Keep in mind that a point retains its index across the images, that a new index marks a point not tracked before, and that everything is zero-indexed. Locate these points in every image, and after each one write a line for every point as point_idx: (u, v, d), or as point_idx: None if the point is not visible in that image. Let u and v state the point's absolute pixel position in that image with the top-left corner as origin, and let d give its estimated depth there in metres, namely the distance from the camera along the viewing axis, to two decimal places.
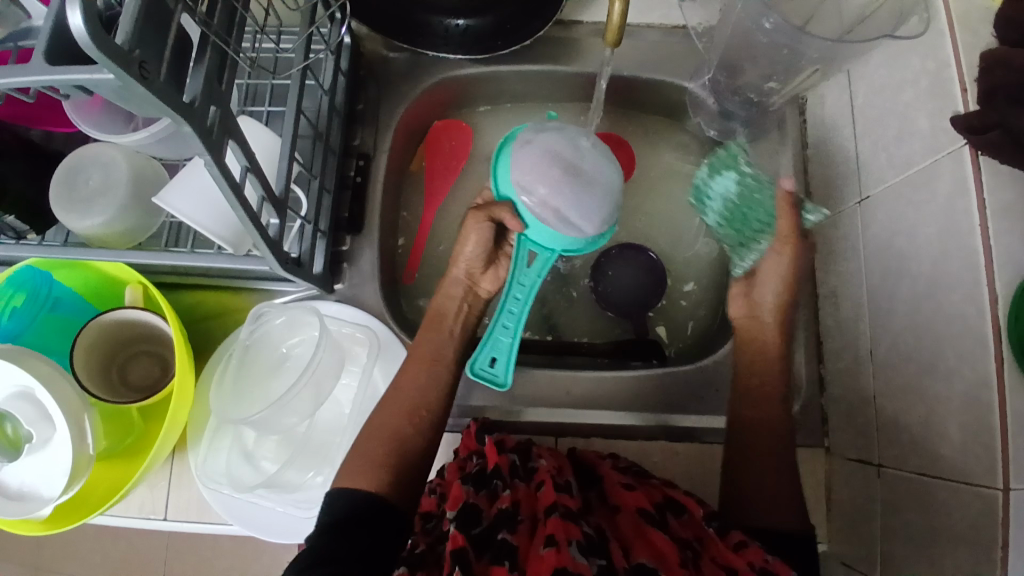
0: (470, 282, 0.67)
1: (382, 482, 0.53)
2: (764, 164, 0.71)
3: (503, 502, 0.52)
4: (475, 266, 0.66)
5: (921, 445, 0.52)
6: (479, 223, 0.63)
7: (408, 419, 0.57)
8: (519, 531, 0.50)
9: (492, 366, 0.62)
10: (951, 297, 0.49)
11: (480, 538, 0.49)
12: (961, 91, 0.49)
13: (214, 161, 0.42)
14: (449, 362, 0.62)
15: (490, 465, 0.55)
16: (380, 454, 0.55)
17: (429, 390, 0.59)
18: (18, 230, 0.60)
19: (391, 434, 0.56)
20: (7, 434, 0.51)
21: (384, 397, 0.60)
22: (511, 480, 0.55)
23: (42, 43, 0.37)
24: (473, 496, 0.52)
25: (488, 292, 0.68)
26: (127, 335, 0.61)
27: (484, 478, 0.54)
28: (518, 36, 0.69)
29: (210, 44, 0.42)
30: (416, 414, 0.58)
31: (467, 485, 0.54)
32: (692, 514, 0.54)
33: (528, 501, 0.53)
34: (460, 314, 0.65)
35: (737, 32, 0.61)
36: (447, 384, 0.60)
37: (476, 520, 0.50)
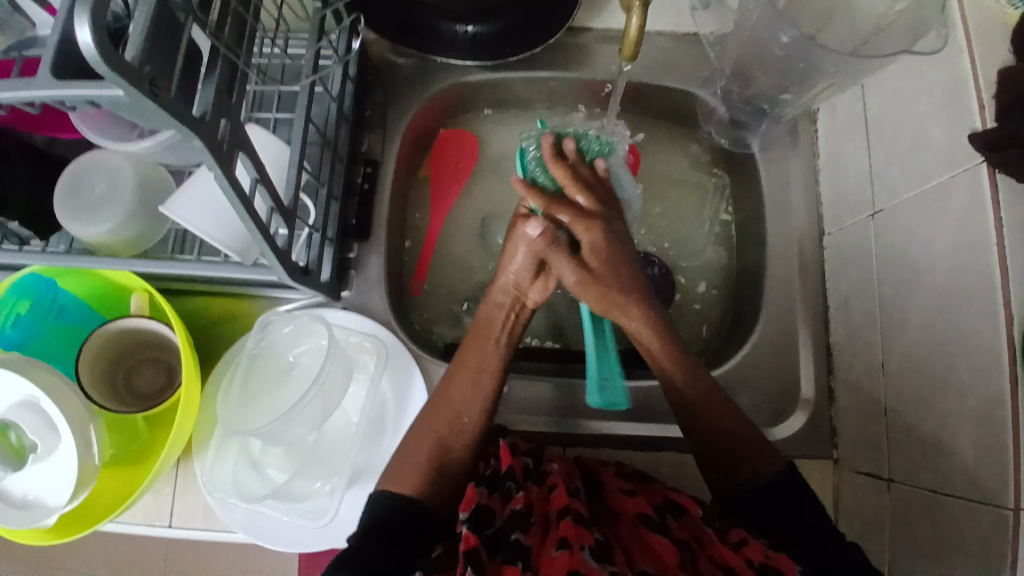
0: (518, 293, 0.62)
1: (422, 487, 0.54)
2: (776, 174, 0.70)
3: (516, 504, 0.51)
4: (524, 277, 0.61)
5: (933, 462, 0.51)
6: (531, 237, 0.60)
7: (449, 429, 0.57)
8: (531, 532, 0.50)
9: (606, 389, 0.63)
10: (967, 314, 0.49)
11: (493, 539, 0.49)
12: (978, 107, 0.49)
13: (225, 175, 0.41)
14: (495, 371, 0.60)
15: (504, 467, 0.55)
16: (419, 459, 0.55)
17: (476, 401, 0.58)
18: (21, 235, 0.60)
19: (433, 440, 0.56)
20: (11, 443, 0.50)
21: (429, 401, 0.59)
22: (524, 482, 0.54)
23: (48, 53, 0.36)
24: (487, 497, 0.52)
25: (536, 302, 0.63)
26: (131, 343, 0.61)
27: (498, 479, 0.53)
28: (528, 43, 0.68)
29: (222, 56, 0.41)
30: (458, 425, 0.57)
31: (479, 486, 0.53)
32: (692, 515, 0.53)
33: (539, 503, 0.53)
34: (508, 324, 0.62)
35: (752, 41, 0.60)
36: (492, 393, 0.59)
37: (489, 521, 0.50)
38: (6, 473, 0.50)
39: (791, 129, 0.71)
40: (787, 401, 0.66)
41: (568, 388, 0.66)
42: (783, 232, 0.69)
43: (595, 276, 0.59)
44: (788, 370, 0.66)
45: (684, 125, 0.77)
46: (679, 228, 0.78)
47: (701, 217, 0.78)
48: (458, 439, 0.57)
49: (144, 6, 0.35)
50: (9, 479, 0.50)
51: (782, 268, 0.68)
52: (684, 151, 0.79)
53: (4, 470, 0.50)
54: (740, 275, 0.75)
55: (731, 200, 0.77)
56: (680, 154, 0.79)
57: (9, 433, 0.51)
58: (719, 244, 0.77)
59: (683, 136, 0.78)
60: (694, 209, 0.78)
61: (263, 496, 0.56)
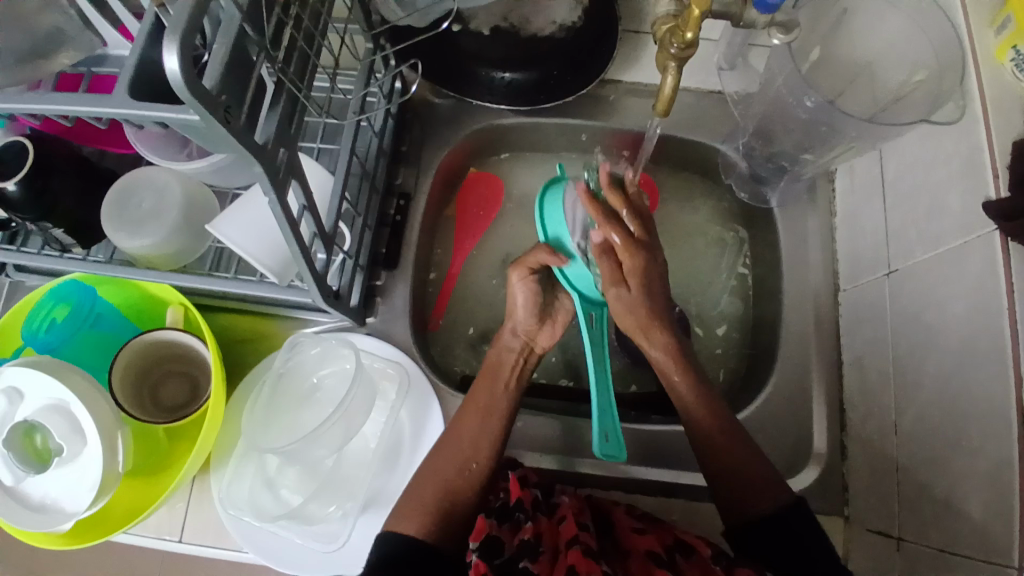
0: (527, 339, 0.64)
1: (432, 528, 0.54)
2: (793, 229, 0.73)
3: (526, 533, 0.52)
4: (530, 324, 0.64)
5: (942, 520, 0.52)
6: (525, 280, 0.61)
7: (459, 469, 0.57)
8: (541, 560, 0.51)
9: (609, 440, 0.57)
10: (979, 375, 0.50)
11: (502, 568, 0.50)
12: (992, 176, 0.52)
13: (279, 198, 0.43)
14: (504, 414, 0.60)
15: (513, 499, 0.55)
16: (432, 497, 0.55)
17: (484, 441, 0.58)
18: (64, 243, 0.62)
19: (443, 483, 0.56)
20: (36, 445, 0.51)
21: (439, 443, 0.60)
22: (533, 513, 0.55)
23: (126, 74, 0.38)
24: (496, 528, 0.52)
25: (546, 348, 0.65)
26: (162, 354, 0.62)
27: (506, 511, 0.54)
28: (562, 91, 0.71)
29: (285, 89, 0.44)
30: (467, 466, 0.57)
31: (489, 517, 0.54)
32: (701, 554, 0.53)
33: (549, 535, 0.54)
34: (517, 368, 0.63)
35: (776, 102, 0.63)
36: (501, 434, 0.59)
37: (497, 551, 0.51)
38: (27, 474, 0.51)
39: (809, 187, 0.73)
40: (799, 454, 0.67)
41: (582, 427, 0.67)
42: (800, 288, 0.71)
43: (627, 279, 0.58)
44: (801, 423, 0.67)
45: (705, 177, 0.80)
46: (697, 277, 0.80)
47: (719, 269, 0.80)
48: (469, 479, 0.57)
49: (225, 40, 0.38)
50: (29, 479, 0.51)
51: (798, 321, 0.70)
52: (705, 201, 0.81)
53: (24, 471, 0.50)
54: (756, 326, 0.76)
55: (749, 254, 0.79)
56: (701, 204, 0.81)
57: (34, 436, 0.51)
58: (735, 293, 0.79)
59: (704, 188, 0.81)
60: (711, 258, 0.80)
61: (278, 515, 0.56)
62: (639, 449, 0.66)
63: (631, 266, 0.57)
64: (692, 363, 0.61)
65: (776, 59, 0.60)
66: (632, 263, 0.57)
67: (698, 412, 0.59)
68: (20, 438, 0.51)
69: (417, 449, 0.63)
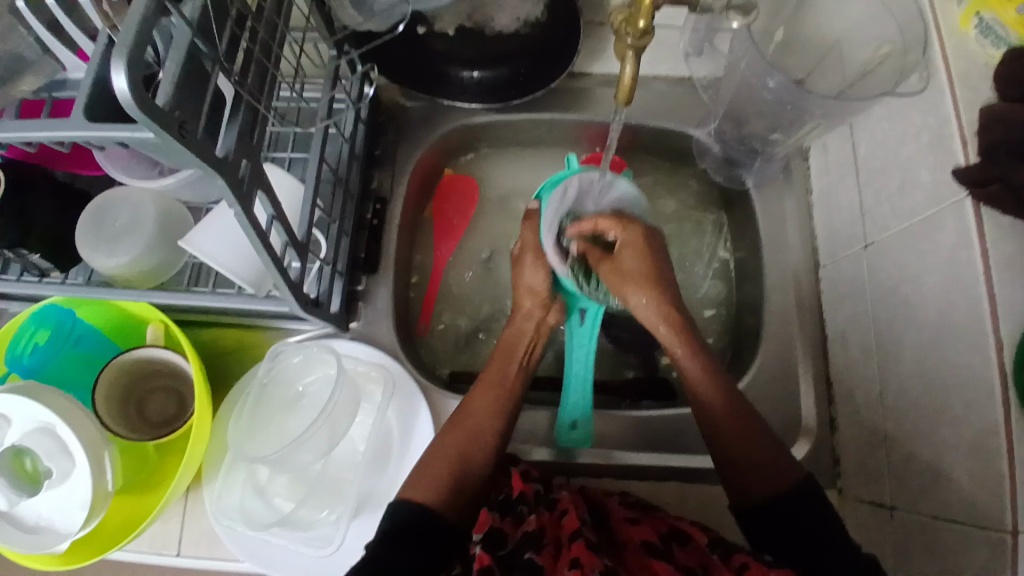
0: (540, 314, 0.65)
1: (439, 497, 0.54)
2: (771, 210, 0.73)
3: (529, 525, 0.53)
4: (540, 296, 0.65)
5: (931, 490, 0.52)
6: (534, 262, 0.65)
7: (471, 442, 0.58)
8: (545, 551, 0.51)
9: (576, 427, 0.65)
10: (958, 346, 0.50)
11: (507, 559, 0.50)
12: (962, 145, 0.52)
13: (244, 210, 0.44)
14: (516, 390, 0.62)
15: (515, 492, 0.57)
16: (444, 471, 0.56)
17: (494, 413, 0.60)
18: (42, 268, 0.62)
19: (457, 455, 0.57)
20: (26, 469, 0.51)
21: (452, 418, 0.60)
22: (536, 506, 0.56)
23: (82, 97, 0.38)
24: (499, 521, 0.53)
25: (557, 321, 0.66)
26: (149, 371, 0.63)
27: (510, 504, 0.55)
28: (530, 88, 0.71)
29: (244, 102, 0.44)
30: (479, 439, 0.58)
31: (492, 510, 0.55)
32: (696, 543, 0.54)
33: (552, 527, 0.54)
34: (532, 344, 0.65)
35: (741, 84, 0.64)
36: (512, 409, 0.61)
37: (501, 543, 0.52)
38: (20, 498, 0.51)
39: (784, 167, 0.74)
40: (787, 432, 0.67)
41: None
42: (780, 268, 0.71)
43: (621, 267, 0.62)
44: (787, 402, 0.67)
45: (682, 163, 0.81)
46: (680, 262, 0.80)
47: (700, 254, 0.80)
48: (481, 446, 0.58)
49: (175, 54, 0.38)
50: (22, 503, 0.51)
51: (780, 301, 0.70)
52: (683, 186, 0.81)
53: (17, 494, 0.51)
54: (741, 308, 0.76)
55: (729, 237, 0.80)
56: (680, 190, 0.82)
57: (23, 459, 0.51)
58: (718, 277, 0.79)
59: (681, 174, 0.81)
60: (692, 243, 0.81)
61: (269, 524, 0.57)
62: (628, 436, 0.67)
63: (609, 275, 0.62)
64: (695, 334, 0.60)
65: (739, 42, 0.61)
66: (612, 279, 0.62)
67: (715, 400, 0.57)
68: (9, 462, 0.51)
69: (405, 450, 0.64)
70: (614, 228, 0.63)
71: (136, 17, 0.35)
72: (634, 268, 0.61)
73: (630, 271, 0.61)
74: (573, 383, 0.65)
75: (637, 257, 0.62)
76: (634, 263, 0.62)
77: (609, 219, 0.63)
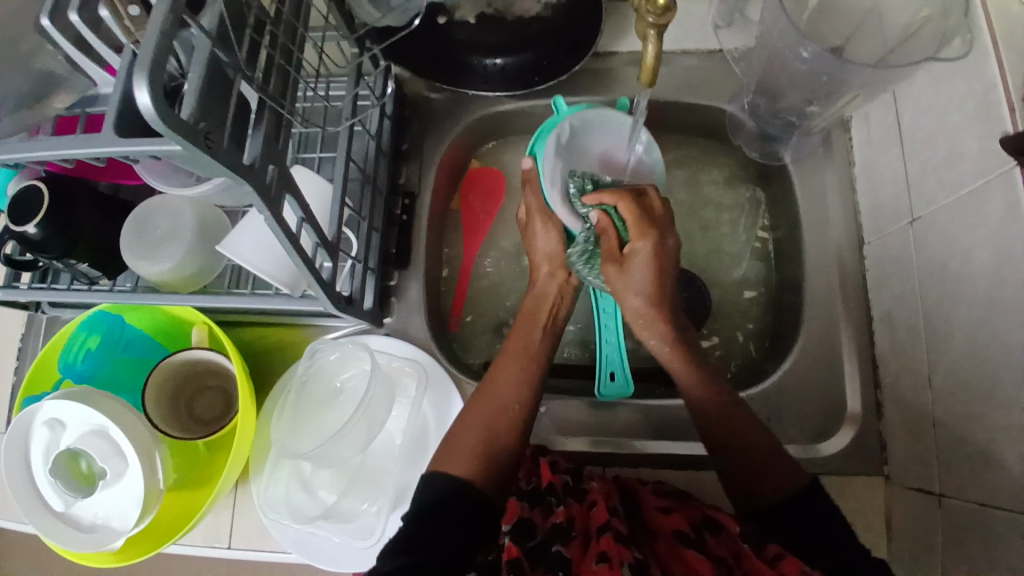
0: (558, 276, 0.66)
1: (473, 468, 0.52)
2: (810, 185, 0.70)
3: (558, 517, 0.53)
4: (555, 259, 0.67)
5: (981, 477, 0.50)
6: (545, 227, 0.67)
7: (500, 413, 0.57)
8: (574, 543, 0.51)
9: (614, 378, 0.69)
10: (1009, 324, 0.47)
11: (536, 550, 0.50)
12: (1009, 111, 0.48)
13: (273, 215, 0.44)
14: (539, 358, 0.61)
15: (545, 483, 0.57)
16: (473, 442, 0.54)
17: (521, 384, 0.59)
18: (91, 276, 0.65)
19: (485, 426, 0.55)
20: (81, 470, 0.54)
21: (480, 390, 0.59)
22: (565, 497, 0.56)
23: (111, 113, 0.40)
24: (528, 511, 0.54)
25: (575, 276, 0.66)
26: (194, 372, 0.65)
27: (539, 495, 0.56)
28: (556, 71, 0.70)
29: (268, 107, 0.44)
30: (508, 409, 0.57)
31: (522, 501, 0.55)
32: (729, 532, 0.53)
33: (580, 518, 0.53)
34: (553, 310, 0.65)
35: (772, 56, 0.61)
36: (538, 379, 0.60)
37: (530, 534, 0.52)
38: (76, 499, 0.54)
39: (824, 139, 0.70)
40: (831, 416, 0.65)
41: (602, 409, 0.67)
42: (820, 246, 0.68)
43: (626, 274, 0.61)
44: (830, 385, 0.65)
45: (716, 140, 0.78)
46: (715, 243, 0.78)
47: (736, 234, 0.78)
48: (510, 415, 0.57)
49: (197, 65, 0.38)
50: (78, 503, 0.54)
51: (820, 280, 0.68)
52: (717, 164, 0.79)
53: (74, 495, 0.53)
54: (780, 289, 0.74)
55: (767, 215, 0.77)
56: (714, 168, 0.79)
57: (79, 461, 0.54)
58: (756, 257, 0.77)
59: (714, 152, 0.79)
60: (728, 223, 0.78)
61: (314, 516, 0.58)
62: (665, 424, 0.66)
63: (614, 278, 0.61)
64: (694, 352, 0.60)
65: (769, 12, 0.58)
66: (609, 272, 0.62)
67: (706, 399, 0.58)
68: (65, 464, 0.54)
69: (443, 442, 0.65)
70: (632, 228, 0.60)
71: (155, 31, 0.35)
72: (636, 281, 0.60)
73: (634, 280, 0.60)
74: (607, 337, 0.71)
75: (645, 277, 0.60)
76: (639, 275, 0.60)
77: (631, 213, 0.60)
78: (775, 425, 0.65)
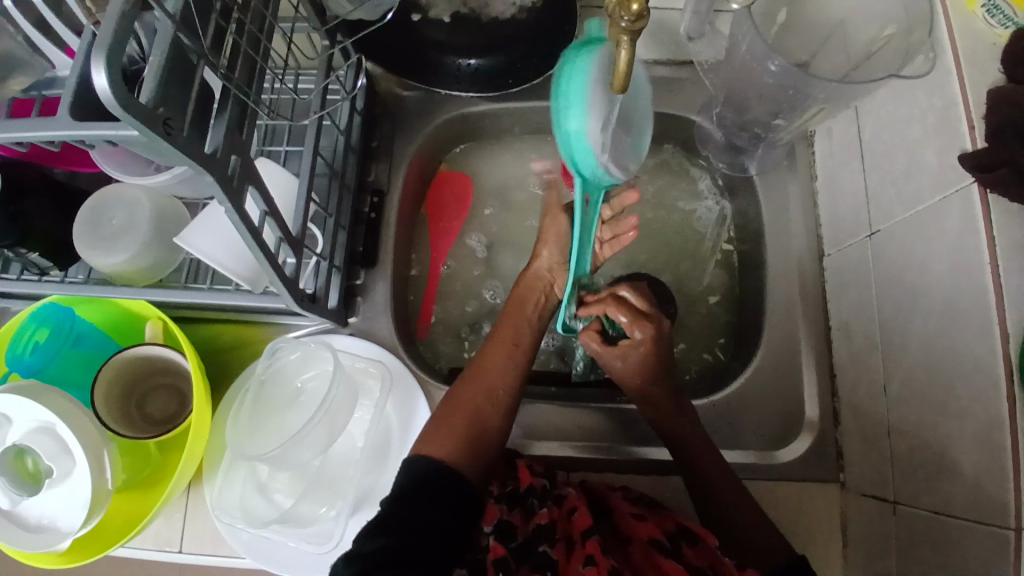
0: (551, 277, 0.66)
1: (453, 452, 0.53)
2: (774, 196, 0.72)
3: (541, 519, 0.53)
4: (557, 262, 0.66)
5: (935, 483, 0.51)
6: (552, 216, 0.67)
7: (487, 399, 0.57)
8: (558, 545, 0.51)
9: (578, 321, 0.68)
10: (963, 335, 0.49)
11: (519, 551, 0.50)
12: (968, 128, 0.50)
13: (235, 208, 0.43)
14: (527, 348, 0.62)
15: (524, 484, 0.56)
16: (462, 427, 0.55)
17: (510, 370, 0.59)
18: (41, 266, 0.62)
19: (473, 411, 0.56)
20: (28, 468, 0.52)
21: (467, 374, 0.59)
22: (545, 499, 0.55)
23: (67, 95, 0.38)
24: (508, 513, 0.53)
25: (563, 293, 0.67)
26: (146, 370, 0.62)
27: (518, 496, 0.55)
28: (528, 75, 0.70)
29: (232, 96, 0.43)
30: (495, 396, 0.57)
31: (501, 502, 0.54)
32: (706, 543, 0.53)
33: (561, 521, 0.54)
34: (540, 306, 0.65)
35: (742, 69, 0.62)
36: (525, 368, 0.60)
37: (511, 535, 0.51)
38: (21, 497, 0.51)
39: (788, 152, 0.72)
40: (789, 424, 0.66)
41: (569, 411, 0.67)
42: (783, 255, 0.70)
43: (625, 367, 0.60)
44: (791, 394, 0.66)
45: (684, 150, 0.79)
46: (682, 252, 0.79)
47: (703, 243, 0.79)
48: (498, 403, 0.57)
49: (159, 49, 0.37)
50: (23, 502, 0.51)
51: (783, 289, 0.69)
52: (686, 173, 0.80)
53: (17, 494, 0.51)
54: (742, 298, 0.75)
55: (732, 228, 0.78)
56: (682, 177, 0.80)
57: (25, 458, 0.52)
58: (721, 266, 0.78)
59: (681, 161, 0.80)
60: (694, 232, 0.79)
61: (269, 521, 0.57)
62: (627, 428, 0.67)
63: (612, 363, 0.61)
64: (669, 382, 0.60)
65: (740, 25, 0.59)
66: (608, 358, 0.61)
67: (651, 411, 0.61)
68: (11, 462, 0.51)
69: (406, 446, 0.64)
70: (625, 326, 0.58)
71: (115, 12, 0.34)
72: (631, 366, 0.60)
73: (631, 367, 0.59)
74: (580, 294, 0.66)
75: (640, 360, 0.59)
76: (634, 361, 0.59)
77: (625, 317, 0.58)
78: (736, 432, 0.66)
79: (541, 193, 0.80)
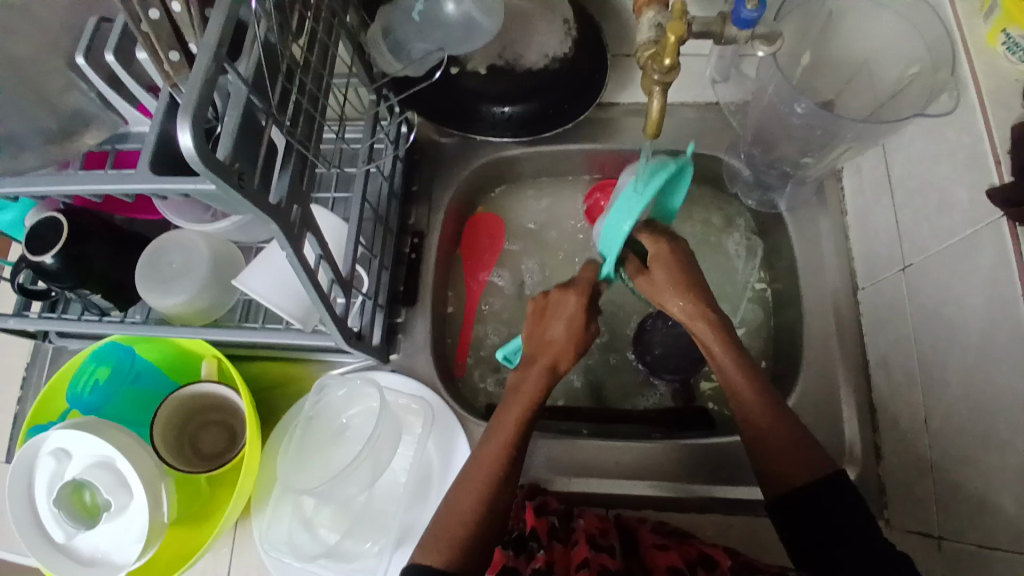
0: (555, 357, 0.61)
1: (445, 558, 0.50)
2: (805, 232, 0.73)
3: (537, 561, 0.54)
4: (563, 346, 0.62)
5: (978, 518, 0.51)
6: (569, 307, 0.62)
7: (478, 496, 0.54)
8: None
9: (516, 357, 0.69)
10: (1002, 368, 0.49)
11: None
12: (995, 163, 0.51)
13: (294, 252, 0.46)
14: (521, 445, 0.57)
15: (528, 529, 0.58)
16: (450, 532, 0.51)
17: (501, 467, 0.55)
18: (103, 307, 0.66)
19: (466, 513, 0.53)
20: (85, 502, 0.54)
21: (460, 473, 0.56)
22: (548, 541, 0.56)
23: (147, 150, 0.41)
24: (512, 559, 0.55)
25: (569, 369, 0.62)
26: (200, 407, 0.65)
27: (522, 541, 0.57)
28: (581, 106, 0.73)
29: (294, 150, 0.46)
30: (488, 493, 0.54)
31: (506, 550, 0.57)
32: (721, 567, 0.53)
33: (562, 559, 0.54)
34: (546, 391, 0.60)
35: (769, 111, 0.65)
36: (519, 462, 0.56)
37: None
38: (77, 530, 0.53)
39: (818, 189, 0.74)
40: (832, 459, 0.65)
41: (605, 449, 0.66)
42: (816, 291, 0.71)
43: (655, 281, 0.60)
44: (830, 428, 0.66)
45: (716, 189, 0.81)
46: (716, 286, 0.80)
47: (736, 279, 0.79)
48: (496, 502, 0.54)
49: (234, 110, 0.41)
50: (80, 535, 0.53)
51: (817, 324, 0.69)
52: (720, 211, 0.81)
53: (75, 527, 0.53)
54: (778, 333, 0.76)
55: (764, 264, 0.79)
56: (717, 215, 0.81)
57: (83, 493, 0.54)
58: (754, 301, 0.78)
59: (714, 200, 0.82)
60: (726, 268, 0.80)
61: (317, 555, 0.59)
62: (694, 461, 0.65)
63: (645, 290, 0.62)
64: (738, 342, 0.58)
65: (766, 70, 0.62)
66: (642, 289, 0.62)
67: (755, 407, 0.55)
68: (68, 496, 0.53)
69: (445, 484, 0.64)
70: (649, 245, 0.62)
71: (199, 79, 0.38)
72: (663, 283, 0.59)
73: (660, 281, 0.59)
74: None
75: (665, 269, 0.60)
76: (661, 275, 0.60)
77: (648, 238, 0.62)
78: None
79: (573, 232, 0.82)
